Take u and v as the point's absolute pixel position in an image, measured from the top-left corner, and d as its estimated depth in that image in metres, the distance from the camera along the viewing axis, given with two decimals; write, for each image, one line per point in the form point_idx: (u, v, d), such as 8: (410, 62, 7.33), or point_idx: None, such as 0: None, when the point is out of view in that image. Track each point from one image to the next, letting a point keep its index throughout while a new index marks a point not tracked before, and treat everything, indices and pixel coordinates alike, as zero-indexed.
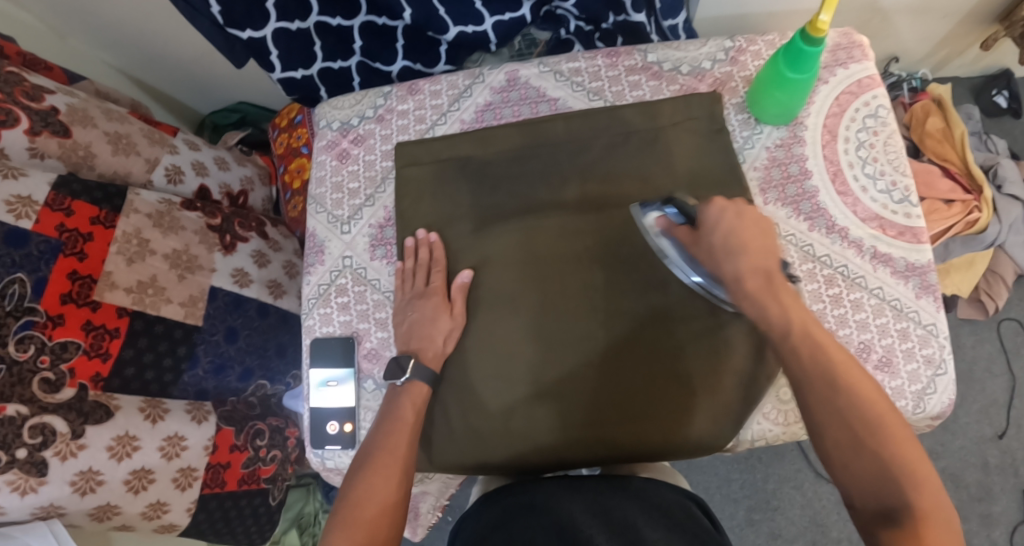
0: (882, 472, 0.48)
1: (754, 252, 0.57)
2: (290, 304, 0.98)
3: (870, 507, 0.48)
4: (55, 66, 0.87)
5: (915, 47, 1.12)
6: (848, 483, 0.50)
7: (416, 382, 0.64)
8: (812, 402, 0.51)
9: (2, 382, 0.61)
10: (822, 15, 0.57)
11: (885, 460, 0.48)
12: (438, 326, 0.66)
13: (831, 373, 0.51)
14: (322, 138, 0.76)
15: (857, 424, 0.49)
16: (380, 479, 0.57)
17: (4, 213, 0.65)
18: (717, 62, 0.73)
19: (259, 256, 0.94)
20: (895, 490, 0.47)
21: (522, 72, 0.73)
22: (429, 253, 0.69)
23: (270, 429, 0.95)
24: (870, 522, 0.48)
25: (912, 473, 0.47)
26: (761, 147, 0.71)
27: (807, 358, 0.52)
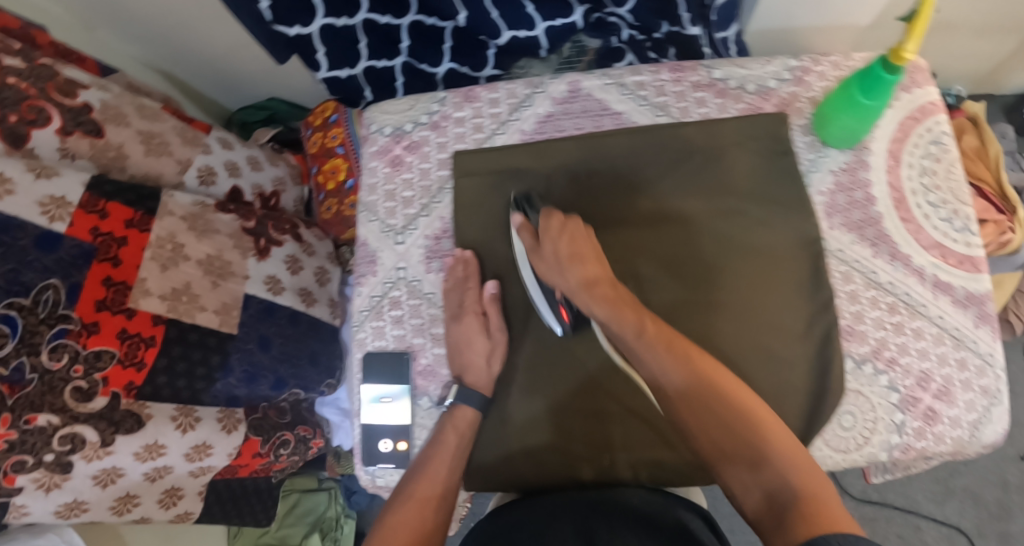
0: (762, 460, 0.49)
1: (592, 261, 0.62)
2: (321, 312, 0.92)
3: (756, 504, 0.48)
4: (87, 57, 0.84)
5: (954, 63, 1.12)
6: (732, 482, 0.50)
7: (461, 406, 0.64)
8: (677, 400, 0.54)
9: (33, 391, 0.60)
10: (906, 43, 0.56)
11: (761, 450, 0.49)
12: (475, 348, 0.66)
13: (689, 369, 0.55)
14: (373, 143, 0.74)
15: (732, 415, 0.52)
16: (407, 508, 0.57)
17: (38, 216, 0.63)
18: (782, 81, 0.71)
19: (292, 262, 0.90)
20: (777, 479, 0.48)
21: (585, 83, 0.71)
22: (465, 268, 0.68)
23: (296, 438, 0.91)
24: (762, 518, 0.47)
25: (789, 461, 0.49)
26: (826, 171, 0.70)
27: (670, 351, 0.56)
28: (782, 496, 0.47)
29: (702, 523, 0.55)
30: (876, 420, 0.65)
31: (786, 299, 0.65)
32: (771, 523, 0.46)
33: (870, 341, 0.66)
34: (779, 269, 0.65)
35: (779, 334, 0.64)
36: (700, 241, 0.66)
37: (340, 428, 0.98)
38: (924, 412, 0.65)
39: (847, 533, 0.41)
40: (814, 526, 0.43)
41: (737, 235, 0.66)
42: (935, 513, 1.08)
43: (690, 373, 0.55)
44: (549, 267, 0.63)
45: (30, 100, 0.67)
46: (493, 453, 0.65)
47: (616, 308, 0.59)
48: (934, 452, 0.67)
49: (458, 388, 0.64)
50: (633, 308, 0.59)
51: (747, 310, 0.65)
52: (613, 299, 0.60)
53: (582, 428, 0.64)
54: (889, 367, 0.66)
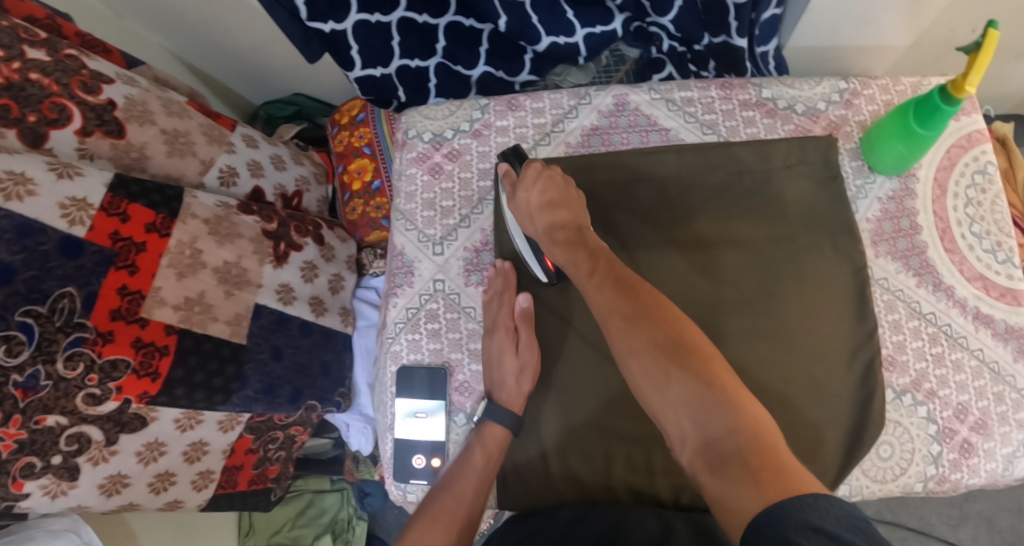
0: (700, 397, 0.46)
1: (568, 208, 0.60)
2: (332, 322, 0.91)
3: (695, 444, 0.46)
4: (114, 49, 0.81)
5: (987, 84, 1.11)
6: (669, 422, 0.47)
7: (488, 424, 0.62)
8: (618, 336, 0.50)
9: (46, 396, 0.58)
10: (969, 74, 0.55)
11: (699, 387, 0.46)
12: (505, 366, 0.63)
13: (629, 306, 0.51)
14: (412, 149, 0.72)
15: (670, 349, 0.48)
16: (428, 529, 0.55)
17: (57, 219, 0.60)
18: (832, 104, 0.71)
19: (308, 269, 0.88)
20: (713, 417, 0.45)
21: (632, 97, 0.70)
22: (503, 279, 0.67)
23: (285, 436, 0.91)
24: (697, 460, 0.45)
25: (732, 397, 0.45)
26: (873, 198, 0.69)
27: (622, 287, 0.53)
28: (720, 437, 0.44)
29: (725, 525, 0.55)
30: (914, 451, 0.65)
31: (833, 327, 0.64)
32: (707, 469, 0.44)
33: (911, 372, 0.66)
34: (827, 296, 0.65)
35: (823, 361, 0.64)
36: (754, 267, 0.65)
37: (358, 430, 0.98)
38: (960, 444, 0.65)
39: (812, 492, 0.39)
40: (760, 481, 0.40)
41: (786, 260, 0.65)
42: (948, 537, 1.08)
43: (632, 310, 0.51)
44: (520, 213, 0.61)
45: (53, 97, 0.65)
46: (527, 471, 0.64)
47: (574, 256, 0.57)
48: (968, 484, 0.66)
49: (487, 404, 0.63)
50: (591, 249, 0.57)
51: (798, 340, 0.64)
52: (573, 242, 0.58)
53: (623, 450, 0.63)
54: (928, 399, 0.66)
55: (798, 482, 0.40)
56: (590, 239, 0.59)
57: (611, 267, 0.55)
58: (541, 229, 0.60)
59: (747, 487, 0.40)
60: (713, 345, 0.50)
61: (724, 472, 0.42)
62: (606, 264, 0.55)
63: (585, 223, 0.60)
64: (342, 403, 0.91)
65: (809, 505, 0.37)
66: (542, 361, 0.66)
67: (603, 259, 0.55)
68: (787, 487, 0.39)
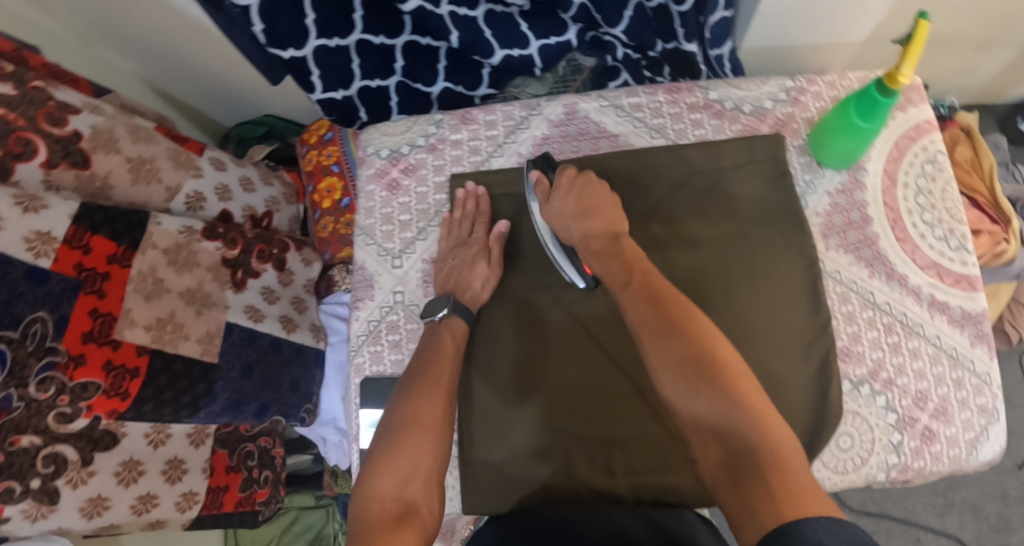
0: (725, 411, 0.47)
1: (602, 215, 0.63)
2: (303, 338, 0.94)
3: (716, 458, 0.46)
4: (81, 78, 0.83)
5: (947, 75, 1.13)
6: (693, 433, 0.48)
7: (455, 319, 0.64)
8: (648, 347, 0.52)
9: (18, 417, 0.59)
10: (902, 66, 0.56)
11: (723, 401, 0.47)
12: (476, 272, 0.67)
13: (660, 318, 0.52)
14: (370, 166, 0.74)
15: (697, 363, 0.49)
16: (424, 403, 0.56)
17: (22, 252, 0.60)
18: (778, 102, 0.72)
19: (269, 292, 0.90)
20: (738, 432, 0.45)
21: (581, 106, 0.72)
22: (476, 204, 0.70)
23: (260, 449, 0.96)
24: (716, 473, 0.46)
25: (756, 413, 0.46)
26: (822, 193, 0.71)
27: (652, 299, 0.54)
28: (743, 451, 0.44)
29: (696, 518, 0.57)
30: (874, 441, 0.65)
31: (788, 321, 0.65)
32: (726, 481, 0.45)
33: (867, 362, 0.67)
34: (781, 292, 0.66)
35: (778, 355, 0.64)
36: (707, 269, 0.66)
37: (334, 445, 0.99)
38: (921, 431, 0.66)
39: (822, 514, 0.38)
40: (776, 500, 0.40)
41: (739, 258, 0.66)
42: (934, 524, 1.08)
43: (662, 323, 0.52)
44: (556, 213, 0.64)
45: (18, 131, 0.65)
46: (491, 478, 0.65)
47: (608, 266, 0.59)
48: (932, 471, 0.67)
49: (452, 299, 0.64)
50: (624, 260, 0.58)
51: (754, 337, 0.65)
52: (609, 251, 0.60)
53: (585, 451, 0.64)
54: (886, 388, 0.66)
55: (814, 504, 0.39)
56: (628, 249, 0.60)
57: (647, 280, 0.56)
58: (578, 236, 0.62)
59: (761, 503, 0.41)
60: (742, 360, 0.50)
61: (742, 487, 0.43)
62: (640, 276, 0.56)
63: (620, 231, 0.62)
64: (307, 418, 0.95)
65: (821, 527, 0.36)
66: (501, 369, 0.67)
67: (638, 271, 0.56)
68: (802, 506, 0.39)
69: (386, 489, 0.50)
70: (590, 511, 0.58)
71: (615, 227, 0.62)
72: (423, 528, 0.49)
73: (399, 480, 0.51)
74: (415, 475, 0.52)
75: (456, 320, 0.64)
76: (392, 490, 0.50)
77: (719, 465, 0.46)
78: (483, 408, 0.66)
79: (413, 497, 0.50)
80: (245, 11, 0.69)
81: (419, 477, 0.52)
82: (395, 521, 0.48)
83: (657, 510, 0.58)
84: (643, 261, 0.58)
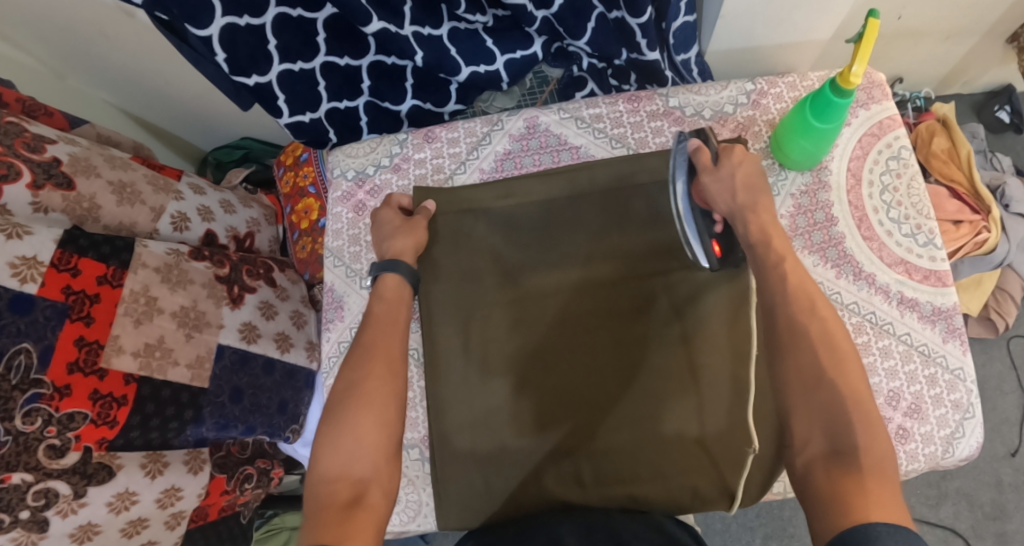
0: (835, 409, 0.45)
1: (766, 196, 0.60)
2: (296, 358, 0.92)
3: (819, 448, 0.44)
4: (56, 111, 0.84)
5: (919, 68, 1.13)
6: (799, 418, 0.47)
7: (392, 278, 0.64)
8: (787, 327, 0.50)
9: (7, 452, 0.59)
10: (853, 67, 0.57)
11: (840, 396, 0.46)
12: None
13: (807, 305, 0.51)
14: (337, 188, 0.77)
15: (827, 358, 0.47)
16: (372, 386, 0.55)
17: (9, 278, 0.60)
18: (739, 106, 0.73)
19: (266, 308, 0.90)
20: (846, 430, 0.44)
21: (542, 119, 0.74)
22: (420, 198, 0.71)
23: (258, 471, 0.95)
24: (814, 461, 0.44)
25: (866, 416, 0.45)
26: (786, 194, 0.71)
27: (794, 285, 0.52)
28: (849, 449, 0.43)
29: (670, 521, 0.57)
30: None
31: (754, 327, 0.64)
32: (822, 471, 0.43)
33: None
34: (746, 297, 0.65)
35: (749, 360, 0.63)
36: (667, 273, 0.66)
37: None
38: (895, 431, 0.65)
39: (886, 521, 0.37)
40: (868, 499, 0.39)
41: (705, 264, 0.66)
42: (929, 517, 1.08)
43: (806, 312, 0.50)
44: (721, 189, 0.60)
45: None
46: (459, 494, 0.65)
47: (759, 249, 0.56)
48: (909, 470, 0.66)
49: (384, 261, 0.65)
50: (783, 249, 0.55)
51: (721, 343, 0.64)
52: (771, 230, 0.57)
53: (555, 463, 0.64)
54: None
55: (889, 510, 0.38)
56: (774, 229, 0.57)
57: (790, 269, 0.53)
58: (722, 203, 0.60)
59: (852, 498, 0.39)
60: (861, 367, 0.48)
61: (834, 478, 0.42)
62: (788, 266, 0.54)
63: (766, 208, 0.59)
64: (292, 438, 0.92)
65: (892, 532, 0.36)
66: (469, 384, 0.67)
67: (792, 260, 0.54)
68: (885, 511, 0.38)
69: (332, 469, 0.50)
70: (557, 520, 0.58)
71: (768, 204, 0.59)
72: (375, 504, 0.48)
73: (344, 458, 0.51)
74: (361, 453, 0.51)
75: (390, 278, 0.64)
76: (338, 468, 0.50)
77: (816, 447, 0.45)
78: (454, 423, 0.67)
79: (360, 475, 0.50)
80: (206, 41, 0.69)
81: (363, 457, 0.51)
82: (340, 498, 0.48)
83: (623, 516, 0.58)
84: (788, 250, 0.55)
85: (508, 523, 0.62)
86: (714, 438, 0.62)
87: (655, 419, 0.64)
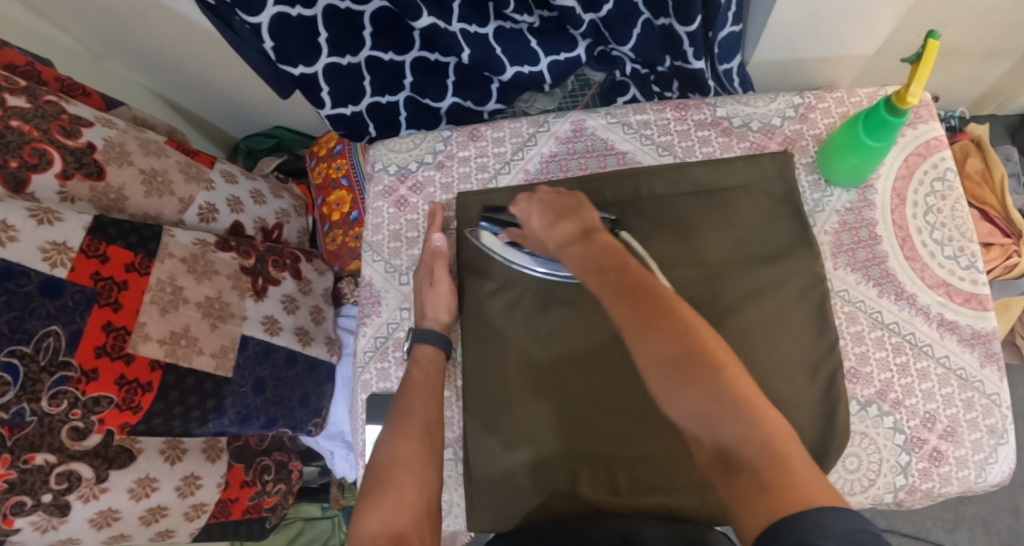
0: (709, 411, 0.41)
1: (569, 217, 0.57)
2: (318, 352, 0.93)
3: (709, 450, 0.42)
4: (93, 92, 0.84)
5: (957, 86, 1.12)
6: (686, 426, 0.43)
7: (417, 344, 0.67)
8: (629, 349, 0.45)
9: (31, 433, 0.60)
10: (911, 86, 0.56)
11: (705, 398, 0.41)
12: (437, 299, 0.69)
13: (638, 305, 0.45)
14: (379, 182, 0.78)
15: (680, 359, 0.42)
16: (406, 443, 0.56)
17: (39, 262, 0.61)
18: (786, 119, 0.74)
19: (289, 301, 0.90)
20: (723, 428, 0.40)
21: (589, 123, 0.75)
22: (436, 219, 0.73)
23: (275, 463, 0.95)
24: (710, 465, 0.42)
25: (740, 405, 0.40)
26: (830, 211, 0.71)
27: (627, 287, 0.47)
28: (734, 449, 0.40)
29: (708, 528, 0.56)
30: (882, 462, 0.65)
31: (791, 339, 0.65)
32: (719, 476, 0.41)
33: (875, 382, 0.67)
34: (779, 312, 0.65)
35: (782, 373, 0.64)
36: (693, 282, 0.67)
37: (341, 458, 0.98)
38: (930, 452, 0.65)
39: (816, 505, 0.35)
40: (768, 495, 0.37)
41: (743, 277, 0.66)
42: (944, 540, 1.08)
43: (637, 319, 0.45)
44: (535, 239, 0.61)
45: (33, 143, 0.66)
46: (493, 497, 0.65)
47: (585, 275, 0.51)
48: (941, 493, 0.66)
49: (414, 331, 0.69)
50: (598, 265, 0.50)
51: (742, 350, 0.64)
52: (584, 248, 0.53)
53: (585, 465, 0.64)
54: (894, 409, 0.66)
55: (812, 493, 0.36)
56: (603, 245, 0.52)
57: (623, 278, 0.48)
58: (555, 245, 0.56)
59: (754, 500, 0.37)
60: (725, 344, 0.44)
61: (733, 487, 0.39)
62: (615, 273, 0.48)
63: (591, 225, 0.55)
64: (314, 431, 0.93)
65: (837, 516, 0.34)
66: (501, 388, 0.68)
67: (611, 271, 0.48)
68: (802, 497, 0.36)
69: (373, 527, 0.49)
70: (586, 523, 0.58)
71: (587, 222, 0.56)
72: None
73: (387, 515, 0.50)
74: (403, 507, 0.51)
75: (421, 348, 0.67)
76: (380, 525, 0.49)
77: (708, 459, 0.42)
78: (489, 424, 0.67)
79: (402, 529, 0.49)
80: (255, 28, 0.70)
81: (407, 509, 0.51)
82: None
83: (655, 523, 0.57)
84: (621, 258, 0.50)
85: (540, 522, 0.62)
86: None
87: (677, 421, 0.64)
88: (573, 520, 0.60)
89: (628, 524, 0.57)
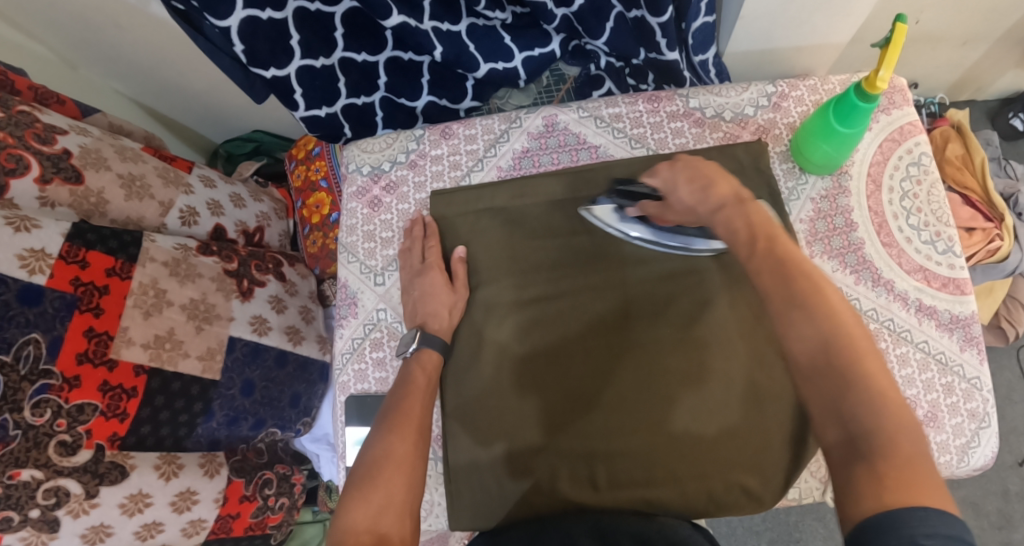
0: (845, 394, 0.40)
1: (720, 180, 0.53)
2: (309, 350, 0.92)
3: (834, 438, 0.39)
4: (68, 99, 0.83)
5: (935, 72, 1.12)
6: (814, 409, 0.42)
7: (424, 350, 0.65)
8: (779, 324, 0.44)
9: (17, 448, 0.58)
10: (880, 72, 0.56)
11: (849, 379, 0.40)
12: (439, 298, 0.67)
13: (787, 279, 0.44)
14: (353, 183, 0.78)
15: (824, 340, 0.42)
16: (400, 439, 0.55)
17: (17, 270, 0.59)
18: (759, 108, 0.74)
19: (277, 301, 0.89)
20: (860, 411, 0.39)
21: (561, 118, 0.75)
22: (424, 228, 0.73)
23: (278, 477, 0.91)
24: (834, 452, 0.39)
25: (880, 392, 0.39)
26: (806, 199, 0.71)
27: (780, 263, 0.45)
28: (864, 435, 0.38)
29: (690, 523, 0.56)
30: None
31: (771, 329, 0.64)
32: (842, 463, 0.38)
33: None
34: (754, 301, 0.65)
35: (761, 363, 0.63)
36: (668, 275, 0.66)
37: (327, 459, 0.97)
38: None
39: (925, 504, 0.33)
40: (886, 487, 0.34)
41: (719, 269, 0.66)
42: None
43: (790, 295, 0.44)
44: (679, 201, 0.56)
45: (9, 148, 0.65)
46: (469, 499, 0.65)
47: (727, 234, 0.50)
48: None
49: (420, 333, 0.66)
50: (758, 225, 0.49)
51: (735, 348, 0.64)
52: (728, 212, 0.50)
53: (568, 461, 0.64)
54: None
55: (939, 492, 0.34)
56: (753, 212, 0.50)
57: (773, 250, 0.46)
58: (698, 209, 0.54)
59: (866, 488, 0.35)
60: (872, 342, 0.42)
61: (852, 472, 0.37)
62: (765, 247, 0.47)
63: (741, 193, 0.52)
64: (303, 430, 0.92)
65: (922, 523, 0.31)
66: (479, 387, 0.67)
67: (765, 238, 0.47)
68: (920, 494, 0.33)
69: (360, 522, 0.48)
70: (566, 520, 0.58)
71: (738, 189, 0.52)
72: None
73: (374, 510, 0.49)
74: (389, 508, 0.50)
75: (426, 352, 0.65)
76: (365, 522, 0.48)
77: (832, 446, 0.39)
78: (466, 424, 0.66)
79: (387, 529, 0.48)
80: (225, 32, 0.69)
81: (394, 509, 0.50)
82: None
83: (636, 518, 0.57)
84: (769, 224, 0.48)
85: (522, 521, 0.62)
86: (723, 439, 0.62)
87: (663, 420, 0.63)
88: (556, 516, 0.60)
89: (614, 523, 0.55)
